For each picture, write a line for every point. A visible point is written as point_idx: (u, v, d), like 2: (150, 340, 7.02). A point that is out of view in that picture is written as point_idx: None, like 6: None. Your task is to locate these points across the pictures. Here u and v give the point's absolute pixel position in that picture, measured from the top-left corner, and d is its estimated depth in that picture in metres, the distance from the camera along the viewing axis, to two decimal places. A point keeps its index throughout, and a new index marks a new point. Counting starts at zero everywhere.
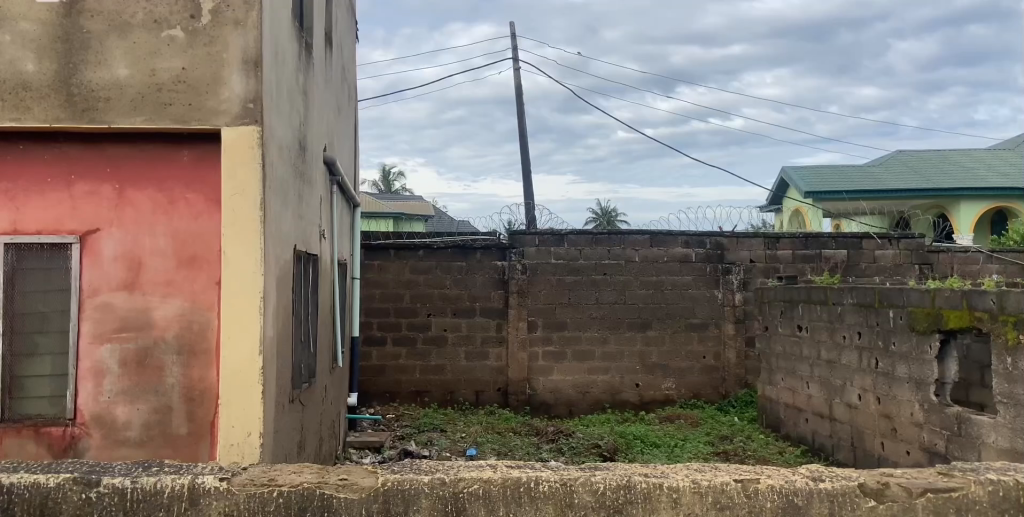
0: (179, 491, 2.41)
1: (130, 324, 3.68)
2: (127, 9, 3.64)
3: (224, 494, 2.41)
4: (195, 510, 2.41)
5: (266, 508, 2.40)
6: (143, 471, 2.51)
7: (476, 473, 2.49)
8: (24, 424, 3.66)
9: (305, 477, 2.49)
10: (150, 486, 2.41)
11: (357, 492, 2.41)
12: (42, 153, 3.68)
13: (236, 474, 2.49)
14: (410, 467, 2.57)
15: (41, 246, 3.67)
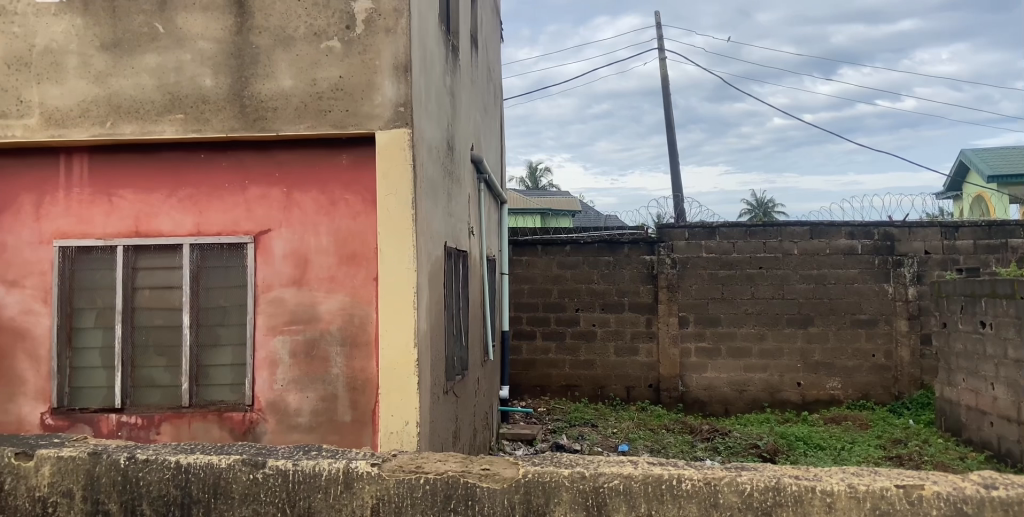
0: (335, 475, 2.55)
1: (299, 317, 3.95)
2: (290, 24, 3.91)
3: (374, 479, 2.53)
4: (349, 493, 2.54)
5: (413, 494, 2.49)
6: (303, 455, 2.67)
7: (615, 469, 2.46)
8: (209, 409, 3.96)
9: (449, 465, 2.57)
10: (307, 469, 2.57)
11: (500, 483, 2.47)
12: (219, 160, 4.03)
13: (386, 459, 2.61)
14: (551, 459, 2.58)
15: (222, 246, 4.02)
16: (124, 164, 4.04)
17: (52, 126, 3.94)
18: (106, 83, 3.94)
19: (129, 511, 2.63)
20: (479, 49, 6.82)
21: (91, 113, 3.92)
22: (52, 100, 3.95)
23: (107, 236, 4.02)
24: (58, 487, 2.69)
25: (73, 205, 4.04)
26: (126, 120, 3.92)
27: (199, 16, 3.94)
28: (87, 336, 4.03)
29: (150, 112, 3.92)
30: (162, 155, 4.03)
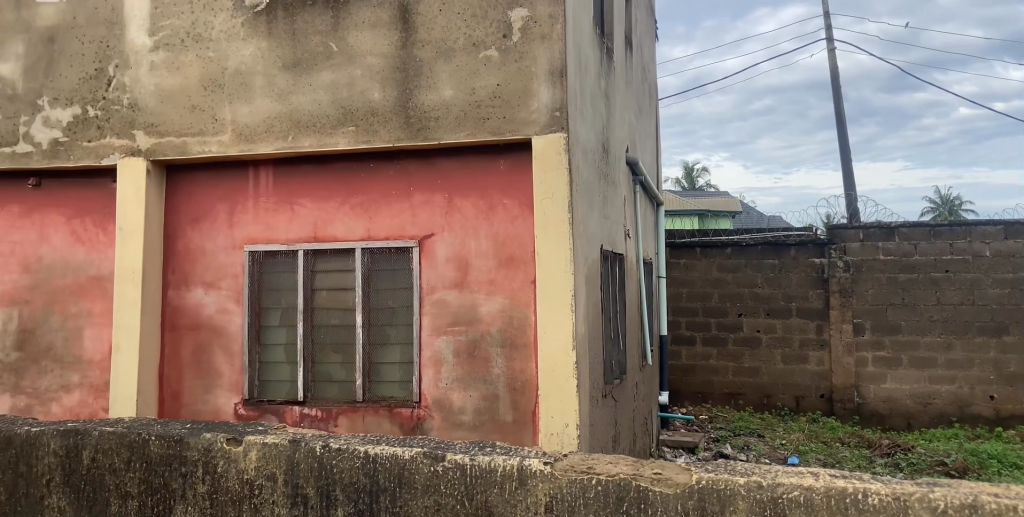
0: (509, 471, 2.35)
1: (461, 318, 4.09)
2: (451, 36, 4.08)
3: (547, 477, 2.31)
4: (522, 491, 2.33)
5: (584, 495, 2.26)
6: (480, 450, 2.48)
7: (794, 479, 2.15)
8: (380, 404, 4.18)
9: (621, 468, 2.32)
10: (485, 463, 2.38)
11: (673, 488, 2.20)
12: (386, 168, 4.26)
13: (557, 459, 2.38)
14: (724, 467, 2.30)
15: (389, 250, 4.23)
16: (303, 174, 4.37)
17: (241, 142, 4.30)
18: (287, 100, 4.27)
19: (325, 498, 2.50)
20: (634, 51, 6.78)
21: (275, 128, 4.26)
22: (242, 118, 4.31)
23: (289, 241, 4.36)
24: (263, 470, 2.57)
25: (260, 213, 4.41)
26: (305, 133, 4.22)
27: (368, 34, 4.19)
28: (273, 333, 4.38)
29: (326, 125, 4.20)
30: (335, 165, 4.32)
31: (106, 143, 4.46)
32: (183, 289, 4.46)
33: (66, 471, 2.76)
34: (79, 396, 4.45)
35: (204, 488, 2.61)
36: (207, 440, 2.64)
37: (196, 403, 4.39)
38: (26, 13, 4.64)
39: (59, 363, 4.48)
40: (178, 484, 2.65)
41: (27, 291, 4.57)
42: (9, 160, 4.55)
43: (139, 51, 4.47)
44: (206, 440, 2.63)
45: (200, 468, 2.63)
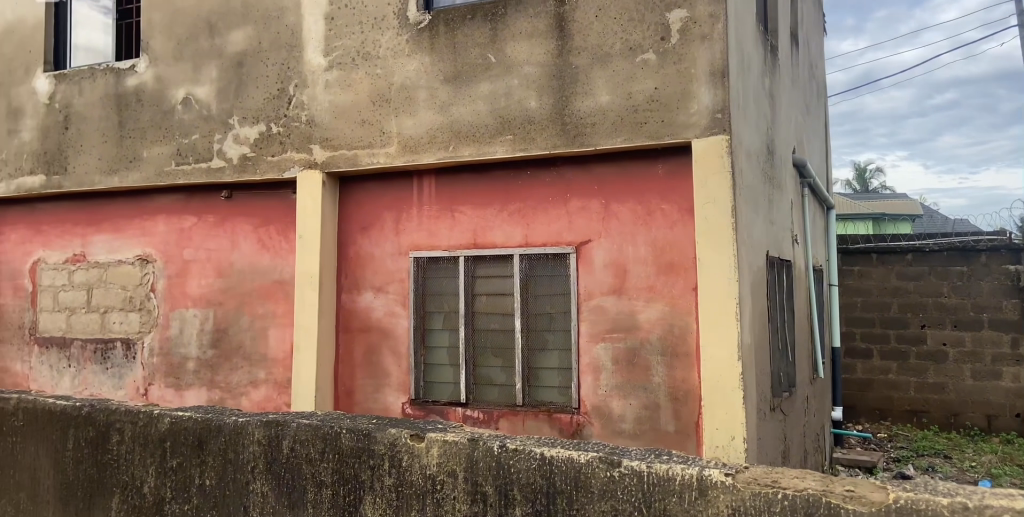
0: (687, 480, 2.11)
1: (620, 325, 4.06)
2: (608, 41, 4.08)
3: (728, 489, 2.05)
4: (702, 504, 2.08)
5: (769, 511, 1.98)
6: (657, 457, 2.25)
7: (1008, 502, 1.78)
8: (540, 409, 4.22)
9: (808, 483, 2.02)
10: (662, 471, 2.14)
11: (865, 506, 1.88)
12: (544, 176, 4.31)
13: (739, 470, 2.11)
14: (926, 486, 1.94)
15: (547, 256, 4.27)
16: (463, 183, 4.51)
17: (407, 152, 4.50)
18: (448, 111, 4.42)
19: (503, 497, 2.34)
20: (801, 49, 6.46)
21: (437, 139, 4.43)
22: (406, 130, 4.51)
23: (451, 247, 4.50)
24: (445, 467, 2.43)
25: (424, 220, 4.59)
26: (466, 143, 4.35)
27: (526, 44, 4.27)
28: (436, 337, 4.53)
29: (485, 134, 4.32)
30: (494, 173, 4.43)
31: (287, 157, 4.82)
32: (355, 293, 4.73)
33: (274, 459, 2.68)
34: (265, 391, 4.83)
35: (390, 481, 2.50)
36: (392, 435, 2.52)
37: (367, 401, 4.64)
38: (218, 41, 5.12)
39: (248, 360, 4.89)
40: (367, 477, 2.54)
41: (220, 294, 5.03)
42: (205, 174, 5.03)
43: (315, 71, 4.80)
44: (391, 435, 2.51)
45: (389, 464, 2.51)
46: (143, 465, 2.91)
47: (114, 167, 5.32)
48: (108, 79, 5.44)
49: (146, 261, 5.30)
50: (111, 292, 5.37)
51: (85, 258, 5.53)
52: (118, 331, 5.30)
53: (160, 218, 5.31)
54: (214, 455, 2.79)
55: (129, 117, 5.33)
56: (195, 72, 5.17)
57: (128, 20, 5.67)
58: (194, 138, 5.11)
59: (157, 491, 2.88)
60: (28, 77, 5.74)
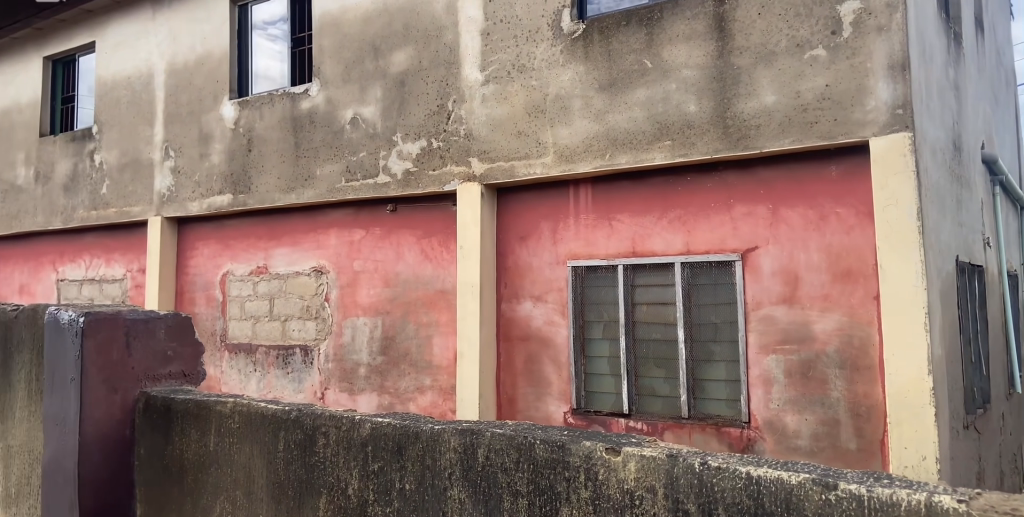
0: (908, 508, 1.40)
1: (792, 336, 3.87)
2: (772, 40, 3.91)
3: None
4: None
5: None
6: (871, 480, 1.52)
7: None
8: (707, 422, 4.09)
9: None
10: (879, 493, 1.43)
11: None
12: (705, 182, 4.19)
13: (973, 497, 1.42)
14: None
15: (710, 264, 4.14)
16: (621, 191, 4.47)
17: (563, 162, 4.52)
18: (605, 119, 4.40)
19: None
20: (986, 35, 5.91)
21: (594, 147, 4.41)
22: (563, 140, 4.53)
23: (609, 256, 4.47)
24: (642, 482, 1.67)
25: (581, 230, 4.59)
26: (623, 151, 4.31)
27: (683, 47, 4.18)
28: (596, 346, 4.50)
29: (642, 141, 4.26)
30: (653, 180, 4.35)
31: (447, 170, 4.98)
32: (515, 303, 4.80)
33: (480, 461, 1.84)
34: (431, 397, 5.00)
35: (587, 494, 1.71)
36: (587, 447, 1.74)
37: (529, 409, 4.70)
38: (382, 62, 5.39)
39: (414, 367, 5.08)
40: (565, 494, 1.74)
41: (388, 303, 5.27)
42: (372, 190, 5.30)
43: (472, 86, 4.93)
44: (583, 444, 1.73)
45: (596, 479, 1.71)
46: (329, 467, 2.02)
47: (291, 185, 5.72)
48: (284, 104, 5.86)
49: (320, 272, 5.66)
50: (290, 301, 5.77)
51: (267, 270, 5.97)
52: (297, 338, 5.69)
53: (332, 232, 5.64)
54: (415, 456, 1.93)
55: (303, 138, 5.71)
56: (361, 93, 5.47)
57: (302, 47, 6.05)
58: (362, 155, 5.39)
59: (347, 501, 1.98)
60: (216, 105, 6.30)
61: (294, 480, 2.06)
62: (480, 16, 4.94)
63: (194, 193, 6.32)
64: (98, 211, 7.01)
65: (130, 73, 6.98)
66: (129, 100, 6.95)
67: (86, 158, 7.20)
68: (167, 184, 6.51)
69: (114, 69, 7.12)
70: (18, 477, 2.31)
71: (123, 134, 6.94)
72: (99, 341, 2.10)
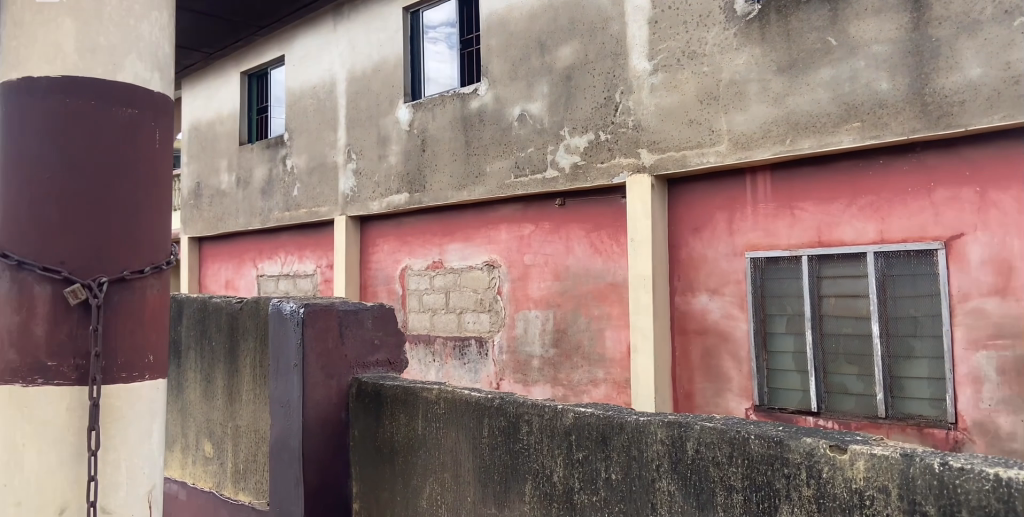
0: None
1: (1006, 331, 3.53)
2: (977, 7, 3.56)
3: None
4: None
5: None
6: None
7: None
8: (907, 423, 3.81)
9: None
10: None
11: None
12: (900, 164, 3.89)
13: None
14: None
15: (908, 253, 3.85)
16: (803, 178, 4.24)
17: (739, 150, 4.36)
18: (784, 103, 4.19)
19: None
20: None
21: (773, 133, 4.21)
22: (738, 126, 4.37)
23: (793, 246, 4.26)
24: (870, 482, 1.31)
25: (760, 219, 4.40)
26: (805, 135, 4.09)
27: (872, 22, 3.89)
28: (779, 341, 4.32)
29: (827, 124, 4.01)
30: (839, 165, 4.10)
31: (616, 163, 4.94)
32: (690, 296, 4.70)
33: (696, 455, 1.50)
34: (605, 390, 5.01)
35: (809, 492, 1.37)
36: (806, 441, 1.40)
37: (708, 405, 4.59)
38: (548, 57, 5.44)
39: (588, 360, 5.11)
40: (785, 492, 1.40)
41: (559, 296, 5.34)
42: (541, 185, 5.37)
43: (641, 75, 4.86)
44: (802, 439, 1.39)
45: (821, 477, 1.36)
46: (535, 454, 1.74)
47: (464, 183, 5.92)
48: (455, 104, 6.07)
49: (493, 266, 5.82)
50: (465, 295, 5.98)
51: (442, 264, 6.23)
52: (472, 330, 5.89)
53: (503, 227, 5.78)
54: (625, 447, 1.60)
55: (474, 136, 5.89)
56: (528, 89, 5.55)
57: (470, 48, 6.23)
58: (530, 150, 5.48)
59: (552, 490, 1.70)
60: (392, 109, 6.64)
61: (499, 467, 1.80)
62: (646, 4, 4.86)
63: (374, 192, 6.70)
64: (291, 212, 7.61)
65: (315, 83, 7.51)
66: (315, 108, 7.48)
67: (279, 163, 7.83)
68: (351, 185, 6.94)
69: (300, 80, 7.69)
70: (244, 454, 2.56)
71: (310, 140, 7.49)
72: (318, 330, 2.16)
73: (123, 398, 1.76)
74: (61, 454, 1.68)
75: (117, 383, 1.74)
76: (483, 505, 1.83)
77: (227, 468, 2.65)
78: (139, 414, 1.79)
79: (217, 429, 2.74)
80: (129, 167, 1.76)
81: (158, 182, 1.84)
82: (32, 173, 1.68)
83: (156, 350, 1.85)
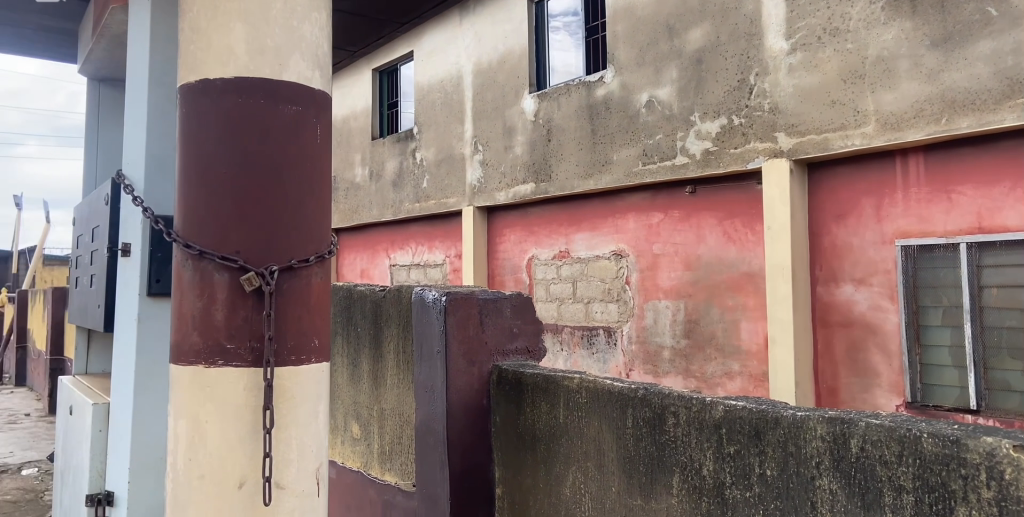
0: None
1: None
2: None
3: None
4: None
5: None
6: None
7: None
8: None
9: None
10: None
11: None
12: None
13: None
14: None
15: None
16: (961, 159, 3.93)
17: (887, 131, 4.09)
18: (938, 79, 3.90)
19: None
20: None
21: (926, 112, 3.93)
22: (886, 106, 4.10)
23: (949, 233, 3.96)
24: None
25: (912, 204, 4.13)
26: (963, 114, 3.78)
27: None
28: (934, 334, 4.04)
29: (988, 101, 3.70)
30: (1002, 144, 3.77)
31: (751, 148, 4.76)
32: (833, 286, 4.47)
33: (860, 454, 1.38)
34: (741, 383, 4.86)
35: (989, 495, 1.22)
36: (986, 440, 1.25)
37: (853, 401, 4.37)
38: (677, 41, 5.30)
39: (721, 352, 4.97)
40: (963, 496, 1.26)
41: (691, 286, 5.21)
42: (671, 172, 5.25)
43: (778, 56, 4.65)
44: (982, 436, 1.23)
45: (1003, 479, 1.20)
46: (682, 446, 1.69)
47: (590, 172, 5.88)
48: (581, 92, 6.03)
49: (620, 256, 5.77)
50: (592, 284, 5.96)
51: (569, 254, 6.23)
52: (600, 320, 5.87)
53: (631, 215, 5.71)
54: (782, 441, 1.50)
55: (600, 124, 5.84)
56: (656, 75, 5.44)
57: (595, 36, 6.18)
58: (659, 138, 5.37)
59: (702, 484, 1.64)
60: (517, 100, 6.69)
61: (645, 458, 1.77)
62: None
63: (501, 183, 6.79)
64: (421, 204, 7.84)
65: (442, 77, 7.68)
66: (443, 101, 7.65)
67: (409, 156, 8.07)
68: (478, 176, 7.06)
69: (429, 75, 7.89)
70: (390, 437, 2.66)
71: (438, 133, 7.67)
72: (458, 319, 2.21)
73: (295, 378, 1.63)
74: (239, 431, 1.56)
75: (288, 365, 1.61)
76: (629, 495, 1.80)
77: (373, 449, 2.77)
78: (309, 394, 1.67)
79: (364, 411, 2.87)
80: (298, 166, 1.64)
81: (324, 185, 1.72)
82: (204, 173, 1.59)
83: (322, 336, 1.72)
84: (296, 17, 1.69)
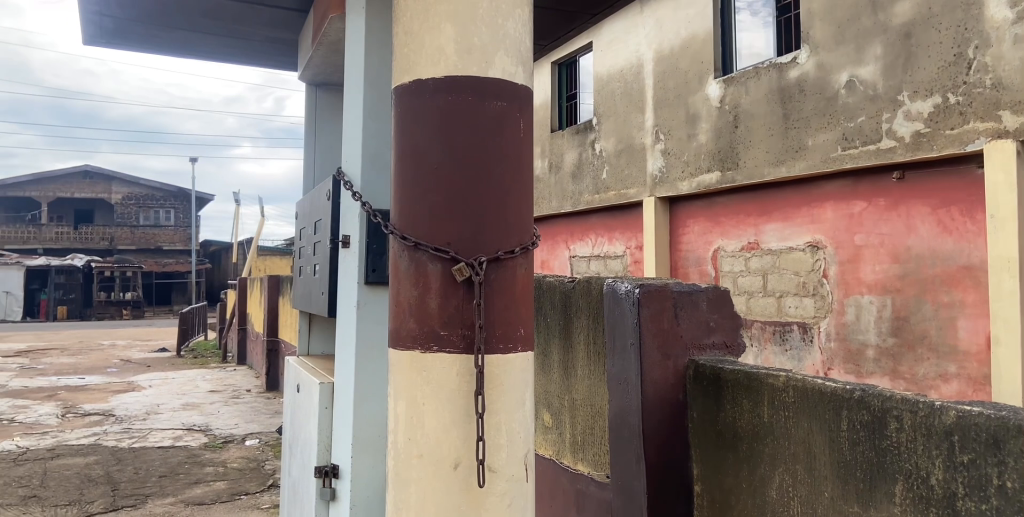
0: None
1: None
2: None
3: None
4: None
5: None
6: None
7: None
8: None
9: None
10: None
11: None
12: None
13: None
14: None
15: None
16: None
17: None
18: None
19: None
20: None
21: None
22: None
23: None
24: None
25: None
26: None
27: None
28: None
29: None
30: None
31: (970, 128, 4.29)
32: None
33: None
34: (958, 386, 4.42)
35: None
36: None
37: None
38: (882, 15, 4.89)
39: (935, 352, 4.54)
40: None
41: (899, 280, 4.80)
42: (875, 157, 4.87)
43: (1002, 25, 4.15)
44: None
45: None
46: (906, 452, 1.55)
47: (782, 158, 5.58)
48: (771, 75, 5.74)
49: (817, 248, 5.42)
50: (785, 278, 5.66)
51: (759, 246, 5.95)
52: (795, 315, 5.57)
53: (828, 204, 5.35)
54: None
55: (793, 108, 5.52)
56: (858, 52, 5.04)
57: (787, 15, 5.91)
58: (861, 120, 4.98)
59: (930, 494, 1.50)
60: (701, 87, 6.48)
61: (863, 463, 1.65)
62: None
63: (684, 173, 6.62)
64: (601, 195, 7.82)
65: (622, 67, 7.60)
66: (623, 91, 7.57)
67: (589, 147, 8.07)
68: (659, 166, 6.93)
69: (608, 65, 7.83)
70: (582, 427, 2.68)
71: (618, 123, 7.61)
72: (653, 310, 2.18)
73: (503, 365, 1.68)
74: (452, 413, 1.63)
75: (496, 352, 1.67)
76: (845, 501, 1.69)
77: (566, 437, 2.80)
78: (516, 381, 1.71)
79: (556, 400, 2.91)
80: (503, 159, 1.68)
81: (528, 176, 1.75)
82: (419, 168, 1.68)
83: (527, 325, 1.75)
84: (500, 15, 1.73)
